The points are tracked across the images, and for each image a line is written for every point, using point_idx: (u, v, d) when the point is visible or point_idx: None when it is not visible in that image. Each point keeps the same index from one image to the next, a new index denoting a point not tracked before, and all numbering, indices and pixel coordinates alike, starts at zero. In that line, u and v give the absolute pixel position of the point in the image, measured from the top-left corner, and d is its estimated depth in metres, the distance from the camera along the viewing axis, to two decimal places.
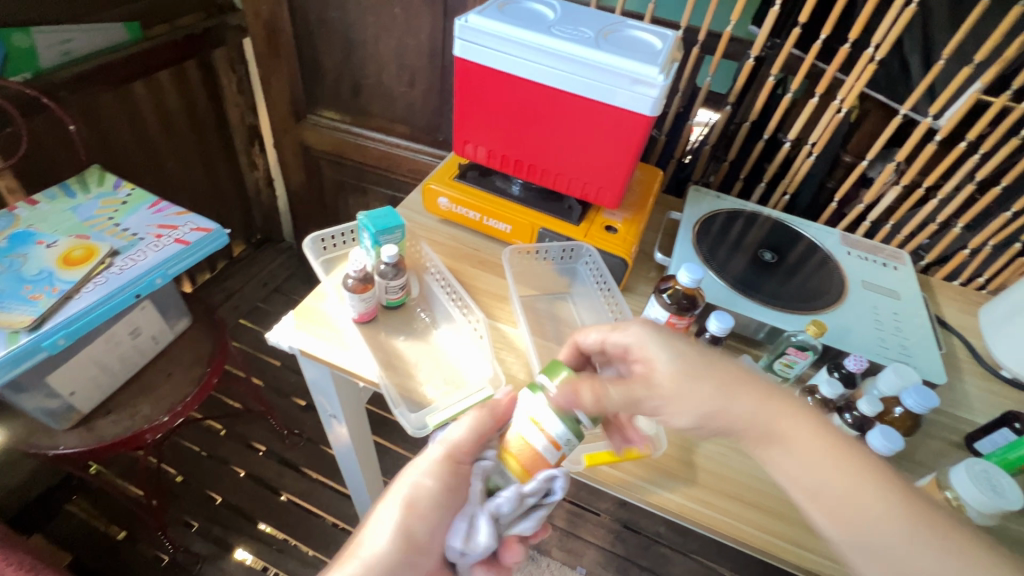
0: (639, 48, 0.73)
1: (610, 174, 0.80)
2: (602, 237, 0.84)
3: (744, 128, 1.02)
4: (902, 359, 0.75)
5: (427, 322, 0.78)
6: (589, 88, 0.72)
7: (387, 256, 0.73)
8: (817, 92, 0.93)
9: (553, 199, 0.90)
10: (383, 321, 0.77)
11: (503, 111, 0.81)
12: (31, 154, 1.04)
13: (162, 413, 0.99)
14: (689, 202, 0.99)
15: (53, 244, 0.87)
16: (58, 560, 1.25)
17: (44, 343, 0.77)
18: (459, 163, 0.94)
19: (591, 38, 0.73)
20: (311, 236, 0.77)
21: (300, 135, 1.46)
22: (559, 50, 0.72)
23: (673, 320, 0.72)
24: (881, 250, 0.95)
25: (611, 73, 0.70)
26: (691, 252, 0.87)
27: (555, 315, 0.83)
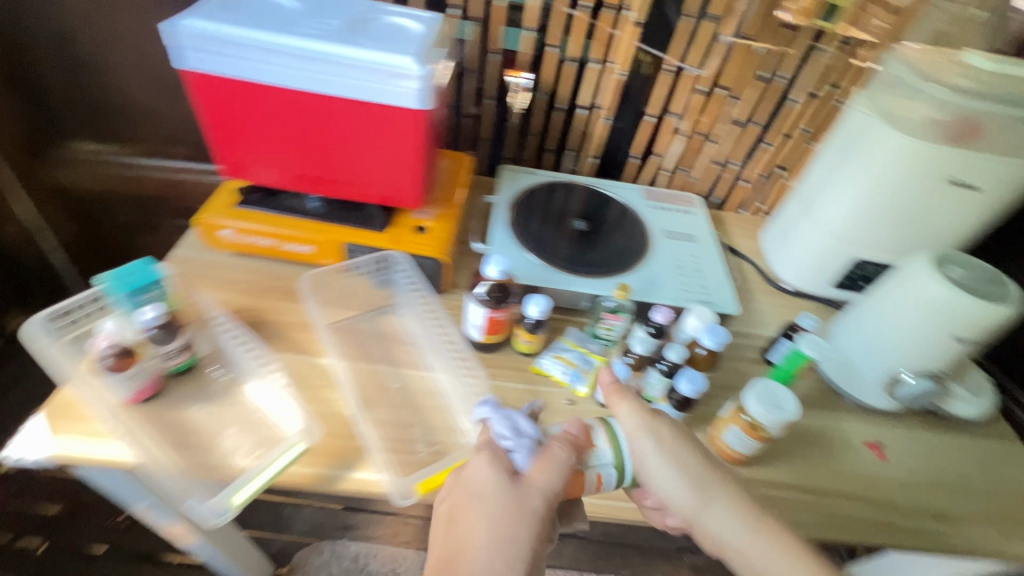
0: (396, 36, 0.68)
1: (403, 173, 0.76)
2: (412, 240, 0.80)
3: (540, 100, 1.04)
4: (702, 298, 0.83)
5: (226, 380, 0.68)
6: (350, 88, 0.66)
7: (148, 319, 0.61)
8: (595, 57, 0.97)
9: (354, 208, 0.83)
10: (167, 393, 0.65)
11: (266, 123, 0.72)
12: None
13: None
14: (502, 183, 0.99)
15: None
16: None
17: None
18: (238, 186, 0.83)
19: (339, 31, 0.66)
20: (37, 316, 0.62)
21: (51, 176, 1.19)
22: (304, 49, 0.64)
23: (494, 314, 0.71)
24: (676, 198, 1.04)
25: (368, 69, 0.64)
26: (507, 236, 0.87)
27: (379, 333, 0.78)
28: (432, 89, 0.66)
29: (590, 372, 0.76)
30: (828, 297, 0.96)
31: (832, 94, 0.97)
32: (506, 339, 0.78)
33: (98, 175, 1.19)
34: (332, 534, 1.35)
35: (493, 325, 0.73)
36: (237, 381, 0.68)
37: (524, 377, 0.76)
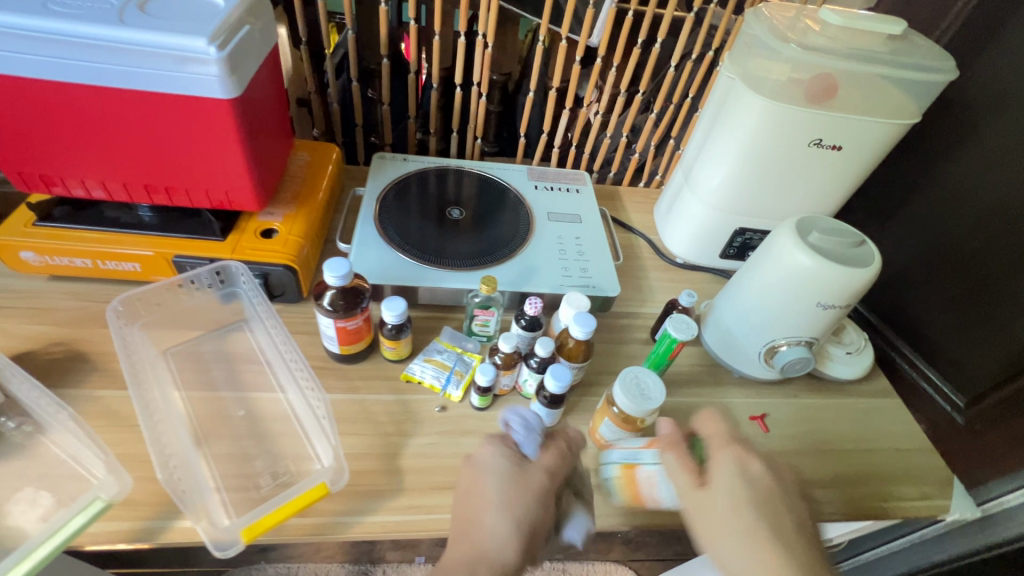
0: (185, 11, 0.58)
1: (228, 173, 0.66)
2: (255, 247, 0.71)
3: (410, 80, 0.95)
4: (582, 283, 0.79)
5: (22, 431, 0.58)
6: (133, 76, 0.56)
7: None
8: (459, 29, 0.89)
9: (187, 215, 0.73)
10: None
11: (43, 125, 0.60)
12: None
13: None
14: (372, 173, 0.91)
15: None
16: None
17: None
18: (40, 199, 0.71)
19: (112, 10, 0.56)
20: None
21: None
22: (62, 32, 0.53)
23: (343, 324, 0.65)
24: (564, 176, 0.98)
25: (148, 53, 0.54)
26: (371, 233, 0.80)
27: (226, 354, 0.70)
28: (234, 73, 0.57)
29: (465, 373, 0.71)
30: (719, 267, 0.94)
31: (709, 57, 0.93)
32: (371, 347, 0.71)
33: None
34: (246, 558, 1.26)
35: (348, 335, 0.66)
36: (38, 432, 0.58)
37: (391, 386, 0.69)
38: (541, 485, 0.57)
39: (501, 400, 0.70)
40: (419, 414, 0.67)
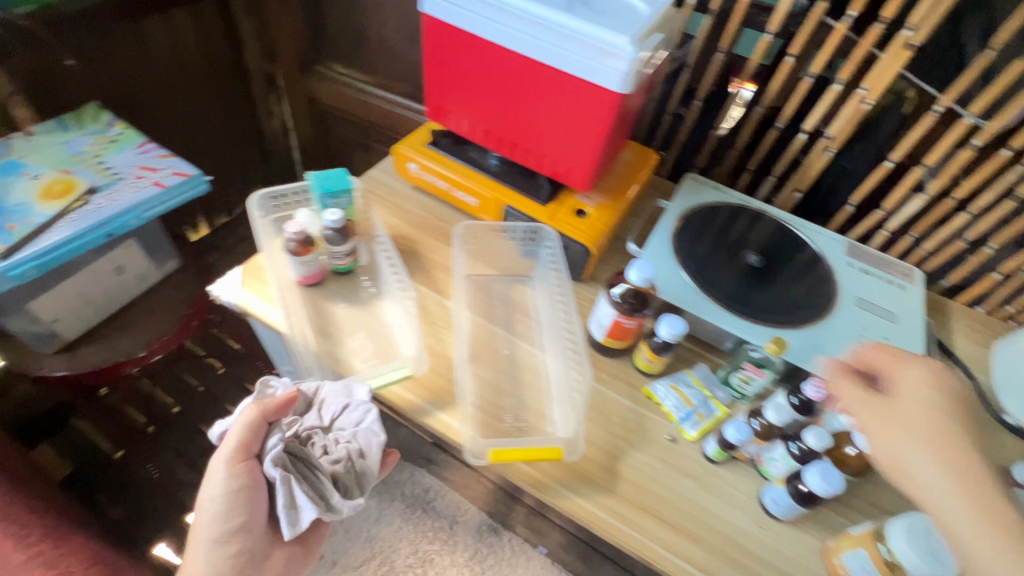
0: (618, 12, 0.65)
1: (581, 154, 0.74)
2: (569, 222, 0.79)
3: (756, 115, 0.92)
4: None
5: (371, 292, 0.76)
6: (557, 58, 0.65)
7: (330, 221, 0.71)
8: (841, 78, 0.81)
9: (526, 175, 0.84)
10: (327, 286, 0.76)
11: (471, 75, 0.75)
12: (37, 89, 1.07)
13: (140, 347, 1.04)
14: (680, 189, 0.91)
15: (37, 176, 0.90)
16: (60, 471, 1.35)
17: (13, 272, 0.79)
18: (436, 128, 0.89)
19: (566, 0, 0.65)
20: (260, 192, 0.73)
21: (306, 86, 1.42)
22: (528, 11, 0.64)
23: (621, 319, 0.68)
24: (891, 265, 0.85)
25: (580, 41, 0.63)
26: (666, 246, 0.80)
27: (508, 298, 0.79)
28: (636, 75, 0.63)
29: (706, 418, 0.68)
30: None
31: None
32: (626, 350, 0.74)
33: (339, 93, 1.38)
34: (416, 459, 1.46)
35: (618, 331, 0.70)
36: (380, 297, 0.76)
37: (631, 394, 0.71)
38: (243, 465, 0.62)
39: (734, 463, 0.66)
40: (647, 432, 0.68)
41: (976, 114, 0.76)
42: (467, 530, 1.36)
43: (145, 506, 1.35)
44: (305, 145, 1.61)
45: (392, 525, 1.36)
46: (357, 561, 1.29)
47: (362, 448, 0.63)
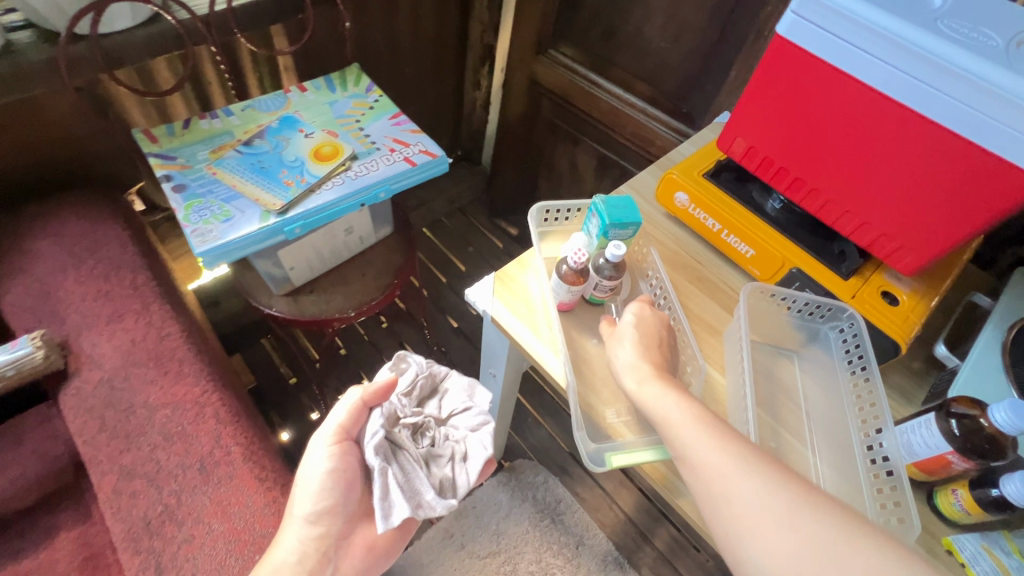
0: None
1: (930, 234, 0.60)
2: (876, 307, 0.65)
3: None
4: None
5: None
6: (963, 121, 0.52)
7: (610, 254, 0.64)
8: None
9: (820, 235, 0.71)
10: (579, 315, 0.70)
11: (806, 115, 0.63)
12: (310, 42, 1.13)
13: (351, 307, 1.09)
14: (1008, 287, 0.72)
15: (309, 134, 0.95)
16: (246, 381, 1.50)
17: (285, 228, 0.85)
18: (714, 157, 0.79)
19: (996, 48, 0.51)
20: (537, 204, 0.71)
21: (533, 67, 1.38)
22: (945, 57, 0.51)
23: (950, 456, 0.54)
24: None
25: (1021, 110, 0.48)
26: (994, 364, 0.63)
27: (774, 376, 0.67)
28: None
29: None
30: None
31: None
32: (923, 481, 0.60)
33: (567, 81, 1.32)
34: (551, 464, 1.44)
35: (934, 465, 0.56)
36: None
37: (925, 541, 0.58)
38: (350, 448, 0.73)
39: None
40: None
41: None
42: (593, 556, 1.32)
43: (306, 434, 1.46)
44: (508, 125, 1.59)
45: (520, 525, 1.35)
46: (482, 551, 1.31)
47: (467, 452, 0.76)
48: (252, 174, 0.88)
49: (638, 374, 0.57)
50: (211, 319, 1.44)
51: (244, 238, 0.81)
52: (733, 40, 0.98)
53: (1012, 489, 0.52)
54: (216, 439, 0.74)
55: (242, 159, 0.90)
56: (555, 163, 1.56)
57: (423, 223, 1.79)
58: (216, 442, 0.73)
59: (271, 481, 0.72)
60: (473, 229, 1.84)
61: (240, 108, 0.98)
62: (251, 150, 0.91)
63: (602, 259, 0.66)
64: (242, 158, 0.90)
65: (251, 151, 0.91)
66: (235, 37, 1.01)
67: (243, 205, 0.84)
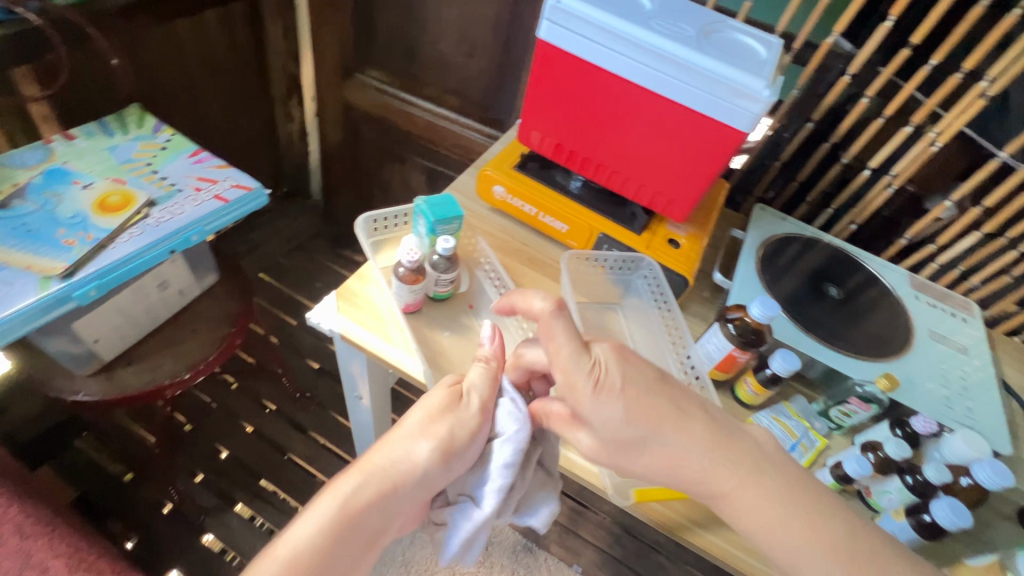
0: (742, 55, 0.66)
1: (685, 186, 0.74)
2: (665, 251, 0.79)
3: (823, 149, 0.95)
4: (967, 422, 0.70)
5: (473, 319, 0.75)
6: (681, 94, 0.66)
7: (442, 249, 0.68)
8: (911, 122, 0.85)
9: (615, 202, 0.84)
10: (427, 313, 0.73)
11: (578, 103, 0.74)
12: (69, 86, 0.99)
13: (183, 368, 0.97)
14: (753, 221, 0.92)
15: (88, 185, 0.83)
16: (63, 495, 1.23)
17: (75, 293, 0.73)
18: (519, 151, 0.88)
19: (691, 36, 0.66)
20: (364, 215, 0.73)
21: (343, 93, 1.38)
22: (659, 46, 0.64)
23: (734, 352, 0.69)
24: (951, 297, 0.87)
25: (713, 81, 0.64)
26: (752, 278, 0.81)
27: (604, 326, 0.77)
28: (764, 116, 0.64)
29: (810, 448, 0.70)
30: None
31: None
32: (726, 381, 0.75)
33: (380, 102, 1.35)
34: None
35: (727, 363, 0.71)
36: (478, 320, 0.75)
37: None
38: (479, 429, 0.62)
39: (844, 495, 0.68)
40: None
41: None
42: (503, 552, 1.34)
43: (158, 532, 1.25)
44: (331, 153, 1.56)
45: (426, 547, 1.32)
46: None
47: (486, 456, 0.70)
48: (17, 240, 0.74)
49: (597, 436, 0.56)
50: None
51: (18, 314, 0.69)
52: (517, 51, 1.10)
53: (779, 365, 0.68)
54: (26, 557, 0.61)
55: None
56: (388, 184, 1.57)
57: (259, 268, 1.67)
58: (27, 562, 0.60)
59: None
60: (317, 265, 1.76)
61: None
62: (11, 213, 0.77)
63: (435, 255, 0.70)
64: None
65: (11, 214, 0.77)
66: None
67: (10, 276, 0.71)
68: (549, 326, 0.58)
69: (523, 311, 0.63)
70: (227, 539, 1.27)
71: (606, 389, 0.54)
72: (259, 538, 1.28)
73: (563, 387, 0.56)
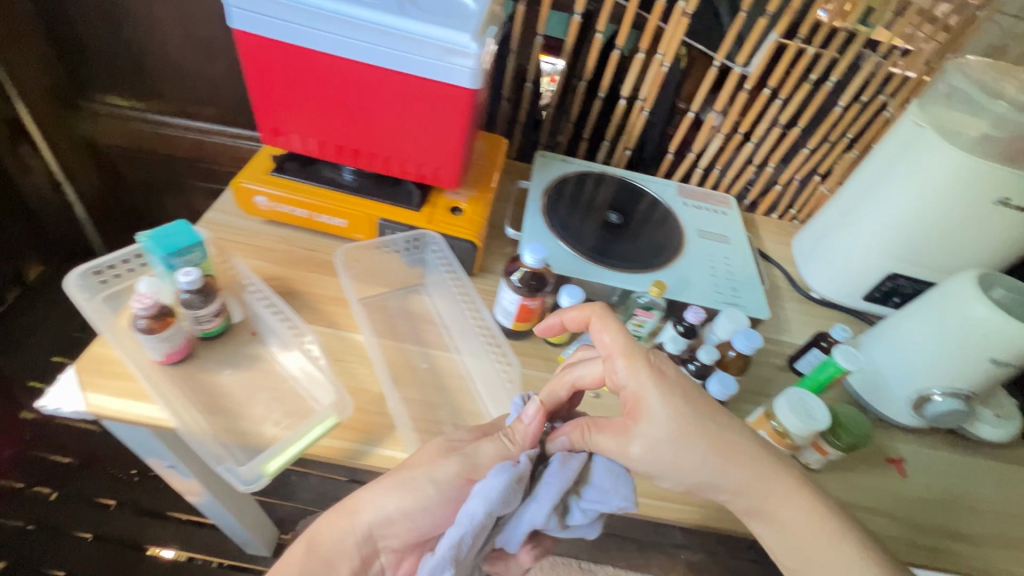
0: (449, 10, 0.65)
1: (444, 155, 0.74)
2: (447, 221, 0.78)
3: (578, 88, 1.00)
4: (733, 301, 0.82)
5: (259, 347, 0.70)
6: (399, 65, 0.64)
7: (185, 283, 0.63)
8: (641, 46, 0.93)
9: (390, 184, 0.80)
10: (201, 355, 0.67)
11: (307, 90, 0.70)
12: None
13: None
14: (536, 169, 0.95)
15: None
16: None
17: None
18: (275, 153, 0.81)
19: (395, 2, 0.64)
20: (77, 266, 0.66)
21: (76, 127, 1.18)
22: (359, 19, 0.61)
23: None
24: (710, 197, 1.02)
25: (422, 43, 0.62)
26: (541, 225, 0.85)
27: (407, 312, 0.79)
28: (483, 69, 0.64)
29: None
30: (856, 307, 0.93)
31: (882, 99, 0.92)
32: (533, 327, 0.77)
33: (130, 129, 1.18)
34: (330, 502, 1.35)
35: (525, 313, 0.73)
36: (261, 345, 0.70)
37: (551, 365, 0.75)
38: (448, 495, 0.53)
39: None
40: None
41: (741, 65, 0.92)
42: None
43: None
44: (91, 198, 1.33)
45: None
46: None
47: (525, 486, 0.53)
48: None
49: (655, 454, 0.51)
50: None
51: None
52: None
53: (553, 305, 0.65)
54: None
55: None
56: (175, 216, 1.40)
57: None
58: None
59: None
60: None
61: None
62: None
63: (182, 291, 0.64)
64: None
65: None
66: None
67: None
68: (603, 320, 0.58)
69: (574, 323, 0.61)
70: None
71: (672, 385, 0.52)
72: None
73: (624, 375, 0.54)
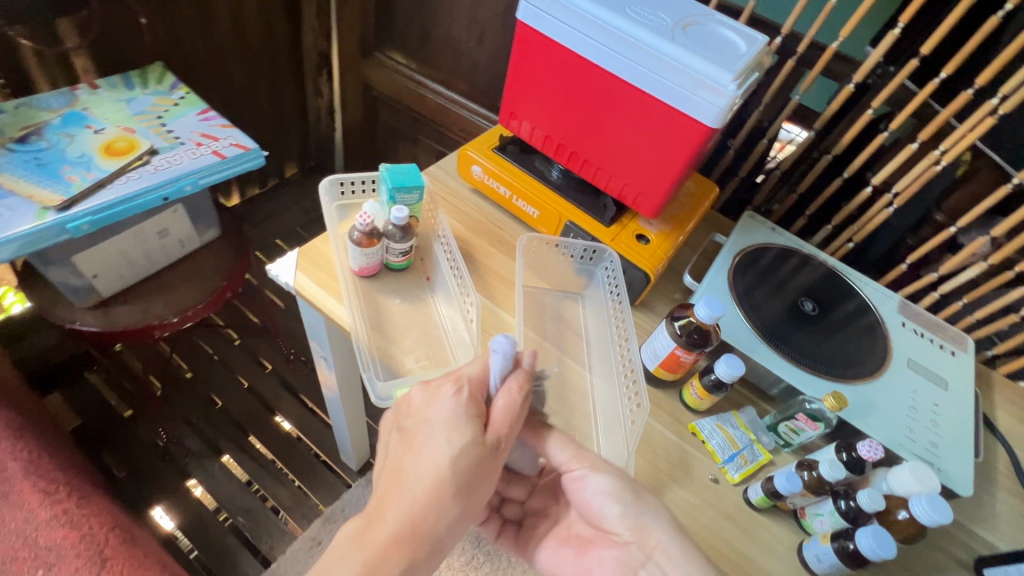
0: (716, 47, 0.61)
1: (656, 184, 0.69)
2: (791, 338, 0.70)
3: (926, 279, 0.85)
4: (926, 458, 0.63)
5: (581, 360, 0.69)
6: (711, 112, 0.58)
7: (395, 217, 0.65)
8: None
9: (747, 281, 0.75)
10: (540, 326, 0.71)
11: (623, 128, 0.67)
12: (102, 41, 0.99)
13: (172, 312, 0.95)
14: (906, 306, 0.80)
15: (99, 131, 0.82)
16: (67, 422, 1.26)
17: (68, 225, 0.73)
18: (698, 189, 0.83)
19: (738, 66, 0.59)
20: (512, 219, 0.82)
21: (362, 71, 1.31)
22: (581, 6, 0.62)
23: (677, 352, 0.63)
24: (943, 329, 0.78)
25: (706, 98, 0.58)
26: (856, 351, 0.71)
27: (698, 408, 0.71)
28: (727, 109, 0.58)
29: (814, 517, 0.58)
30: None
31: None
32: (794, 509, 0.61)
33: (396, 84, 1.28)
34: None
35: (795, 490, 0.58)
36: (581, 306, 0.75)
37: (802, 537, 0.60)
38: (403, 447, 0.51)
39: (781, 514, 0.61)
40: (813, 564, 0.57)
41: None
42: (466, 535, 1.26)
43: (145, 469, 1.26)
44: (348, 129, 1.49)
45: None
46: None
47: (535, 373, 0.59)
48: (28, 172, 0.74)
49: None
50: (11, 356, 1.21)
51: (14, 238, 0.68)
52: None
53: (863, 500, 0.54)
54: (20, 498, 0.60)
55: (12, 157, 0.76)
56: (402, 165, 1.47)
57: None
58: (20, 501, 0.60)
59: (63, 494, 0.63)
60: None
61: (12, 105, 0.82)
62: (27, 149, 0.77)
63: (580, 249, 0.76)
64: (12, 157, 0.76)
65: (26, 150, 0.77)
66: (7, 34, 0.87)
67: (13, 203, 0.71)
68: None
69: None
70: (208, 484, 1.26)
71: None
72: (238, 489, 1.27)
73: None
